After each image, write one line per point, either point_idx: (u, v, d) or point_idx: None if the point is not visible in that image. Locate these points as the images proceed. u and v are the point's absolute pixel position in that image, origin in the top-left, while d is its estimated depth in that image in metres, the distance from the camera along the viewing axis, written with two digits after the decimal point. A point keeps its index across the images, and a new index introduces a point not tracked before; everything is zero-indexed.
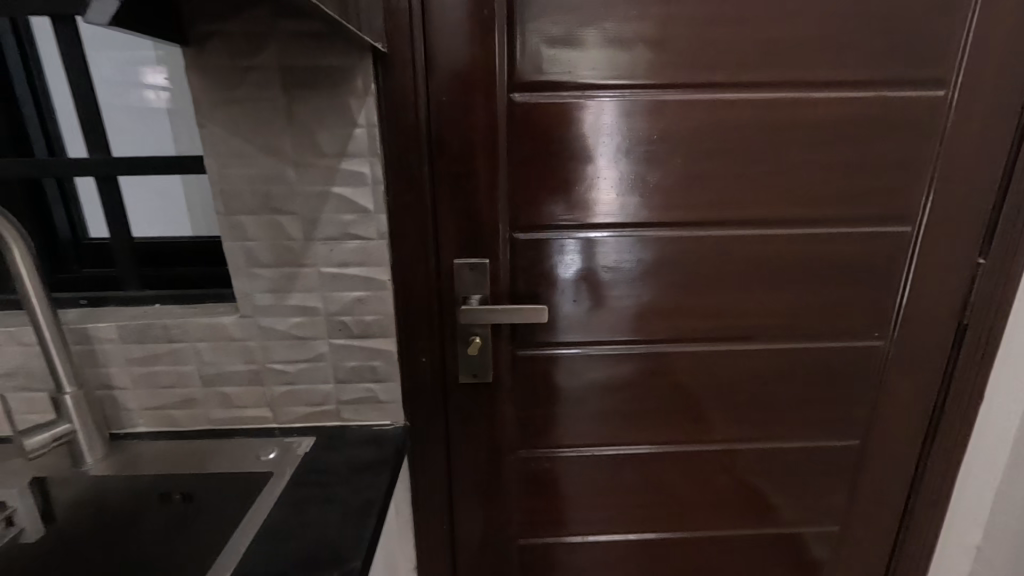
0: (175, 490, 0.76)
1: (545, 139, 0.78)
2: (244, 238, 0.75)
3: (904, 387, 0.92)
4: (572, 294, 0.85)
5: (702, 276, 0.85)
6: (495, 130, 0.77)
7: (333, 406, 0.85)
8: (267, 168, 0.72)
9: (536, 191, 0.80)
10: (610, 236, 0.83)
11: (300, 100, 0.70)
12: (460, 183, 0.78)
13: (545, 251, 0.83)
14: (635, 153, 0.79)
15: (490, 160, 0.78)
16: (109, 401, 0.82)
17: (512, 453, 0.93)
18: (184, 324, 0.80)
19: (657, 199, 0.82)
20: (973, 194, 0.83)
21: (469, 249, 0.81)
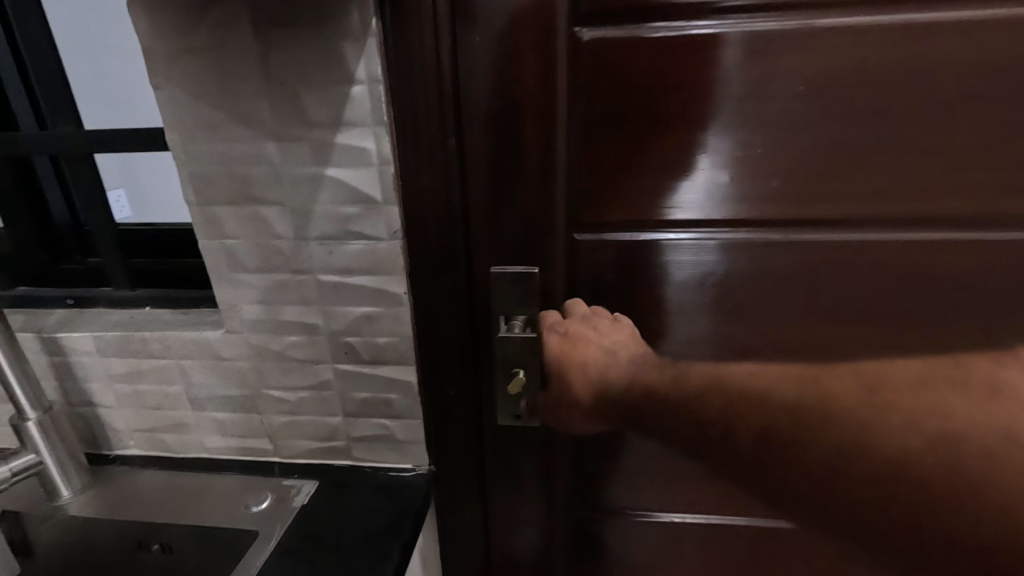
0: (153, 539, 0.64)
1: (626, 98, 0.53)
2: (223, 235, 0.58)
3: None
4: (654, 315, 0.62)
5: (851, 296, 0.59)
6: (552, 85, 0.53)
7: (343, 443, 0.68)
8: (243, 144, 0.54)
9: (609, 174, 0.56)
10: (714, 238, 0.58)
11: (277, 46, 0.50)
12: (503, 162, 0.55)
13: (618, 257, 0.60)
14: (764, 117, 0.53)
15: (546, 128, 0.54)
16: (94, 419, 0.70)
17: (566, 507, 0.73)
18: (164, 338, 0.65)
19: (790, 186, 0.55)
20: None
21: (513, 252, 0.59)
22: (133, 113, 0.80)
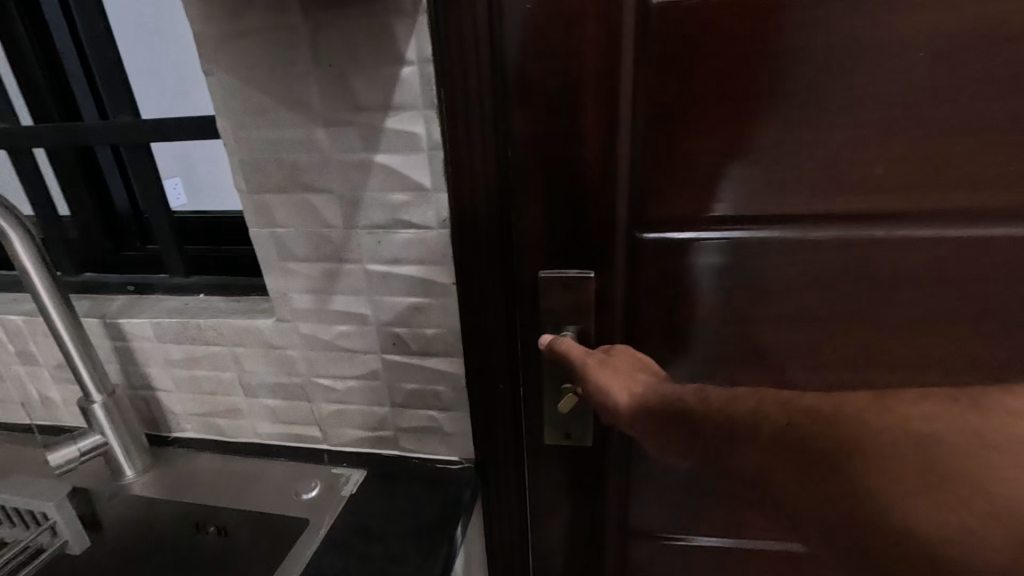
0: (209, 521, 0.66)
1: (698, 73, 0.48)
2: (274, 224, 0.58)
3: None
4: (720, 312, 0.57)
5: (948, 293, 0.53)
6: (616, 61, 0.49)
7: (391, 433, 0.68)
8: (292, 131, 0.53)
9: (676, 159, 0.52)
10: (790, 228, 0.53)
11: (327, 28, 0.48)
12: (561, 148, 0.52)
13: (681, 251, 0.55)
14: (856, 91, 0.47)
15: (608, 109, 0.50)
16: (154, 403, 0.72)
17: (617, 519, 0.69)
18: (218, 326, 0.66)
19: (882, 169, 0.49)
20: None
21: (569, 245, 0.56)
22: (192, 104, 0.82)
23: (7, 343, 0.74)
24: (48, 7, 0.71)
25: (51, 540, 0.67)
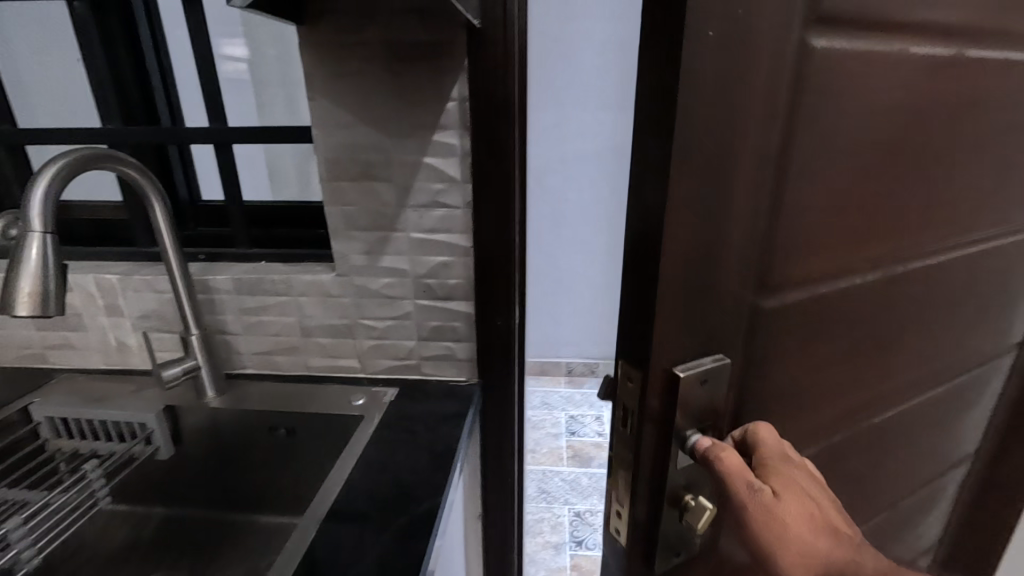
0: (279, 425, 0.87)
1: (830, 140, 0.45)
2: (344, 203, 0.82)
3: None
4: (810, 370, 0.55)
5: (932, 308, 0.63)
6: (770, 125, 0.41)
7: (416, 361, 0.92)
8: (367, 139, 0.78)
9: (812, 228, 0.47)
10: (865, 284, 0.54)
11: (401, 72, 0.75)
12: (710, 207, 0.41)
13: (794, 324, 0.51)
14: (915, 150, 0.51)
15: (759, 160, 0.42)
16: (224, 344, 0.93)
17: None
18: (289, 279, 0.88)
19: (918, 221, 0.55)
20: None
21: (701, 324, 0.45)
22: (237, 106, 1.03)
23: (98, 298, 0.91)
24: (142, 35, 0.93)
25: (145, 448, 0.86)
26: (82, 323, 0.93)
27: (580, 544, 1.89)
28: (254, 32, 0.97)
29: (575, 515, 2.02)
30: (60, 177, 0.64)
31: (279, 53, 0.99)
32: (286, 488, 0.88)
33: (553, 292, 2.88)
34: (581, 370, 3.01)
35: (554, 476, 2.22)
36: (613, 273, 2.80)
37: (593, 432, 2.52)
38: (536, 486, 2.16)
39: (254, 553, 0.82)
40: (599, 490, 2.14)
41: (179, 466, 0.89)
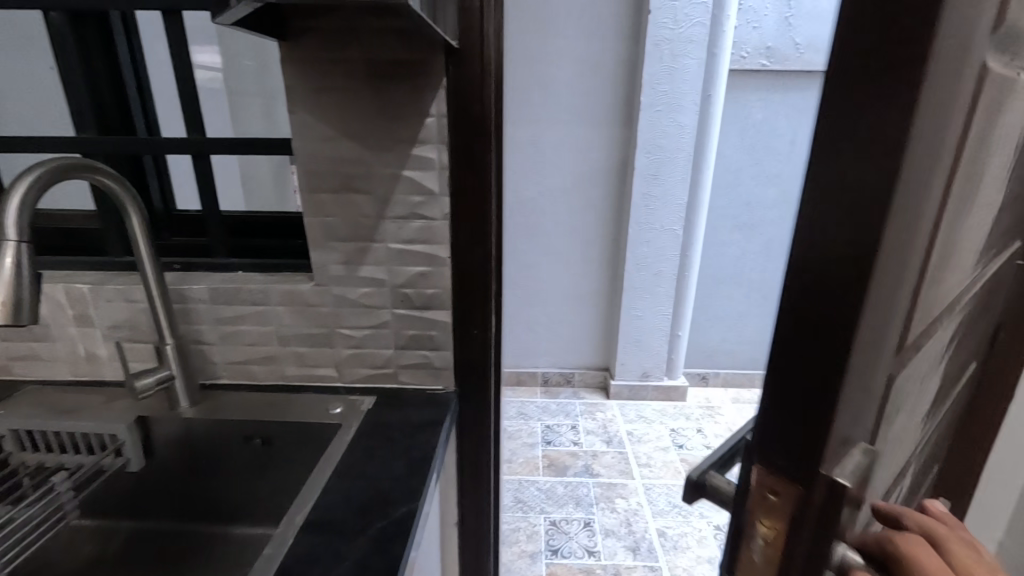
0: (255, 434, 0.87)
1: (960, 180, 0.42)
2: (323, 214, 0.84)
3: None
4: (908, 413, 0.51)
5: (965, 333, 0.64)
6: (948, 150, 0.36)
7: (393, 369, 0.94)
8: (348, 151, 0.80)
9: (940, 260, 0.44)
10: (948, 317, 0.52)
11: (381, 88, 0.77)
12: (902, 245, 0.35)
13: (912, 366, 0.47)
14: (996, 180, 0.50)
15: (933, 191, 0.37)
16: (199, 354, 0.92)
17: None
18: (267, 289, 0.89)
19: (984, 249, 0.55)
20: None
21: (864, 392, 0.39)
22: (213, 116, 1.04)
23: (67, 308, 0.90)
24: (118, 44, 0.93)
25: (115, 460, 0.84)
26: (50, 334, 0.92)
27: (556, 552, 1.91)
28: (232, 43, 1.00)
29: (551, 524, 2.04)
30: (36, 187, 0.64)
31: (256, 63, 1.03)
32: (262, 497, 0.88)
33: (530, 303, 2.91)
34: (556, 380, 3.04)
35: (530, 485, 2.24)
36: (588, 284, 2.86)
37: (569, 441, 2.55)
38: (512, 496, 2.17)
39: (230, 563, 0.82)
40: (575, 499, 2.16)
41: (150, 478, 0.87)
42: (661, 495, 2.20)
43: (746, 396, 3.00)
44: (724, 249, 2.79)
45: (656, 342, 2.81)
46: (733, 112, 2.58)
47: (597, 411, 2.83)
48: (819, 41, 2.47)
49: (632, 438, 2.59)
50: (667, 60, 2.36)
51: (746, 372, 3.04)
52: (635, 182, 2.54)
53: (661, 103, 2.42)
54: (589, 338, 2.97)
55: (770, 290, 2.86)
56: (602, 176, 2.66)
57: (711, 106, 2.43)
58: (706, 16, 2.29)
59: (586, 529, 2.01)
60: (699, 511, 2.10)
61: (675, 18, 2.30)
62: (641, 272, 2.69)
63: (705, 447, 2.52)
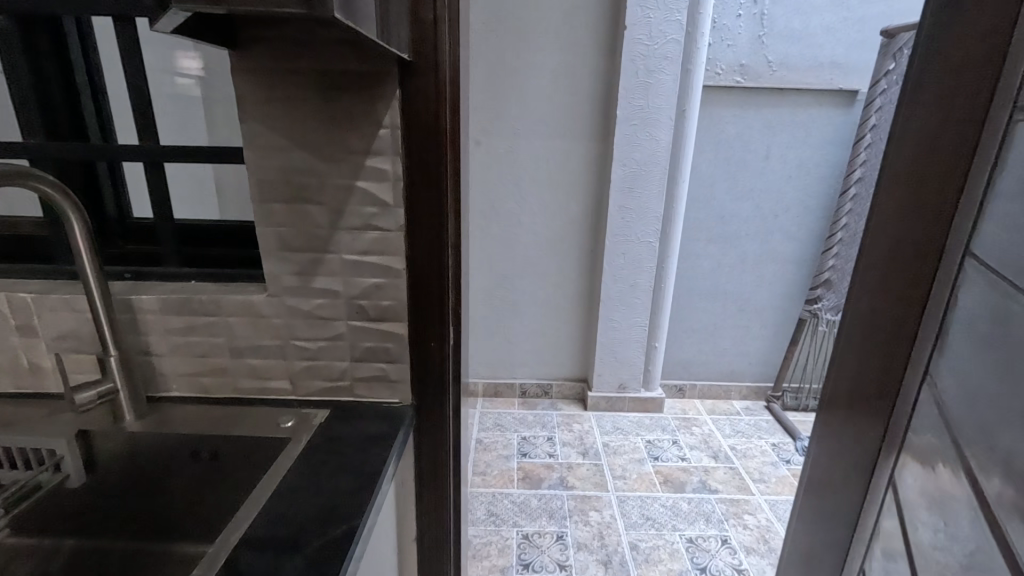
0: (203, 449, 0.85)
1: None
2: (276, 224, 0.83)
3: (878, 386, 1.01)
4: None
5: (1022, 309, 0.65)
6: None
7: (349, 382, 0.92)
8: (301, 162, 0.79)
9: None
10: None
11: (334, 99, 0.76)
12: None
13: None
14: None
15: None
16: (147, 365, 0.90)
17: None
18: (219, 299, 0.87)
19: None
20: (913, 210, 0.94)
21: None
22: (183, 124, 0.97)
23: (10, 317, 0.87)
24: (72, 52, 0.93)
25: (53, 476, 0.82)
26: None
27: (527, 566, 1.88)
28: (208, 55, 0.92)
29: (523, 538, 2.01)
30: None
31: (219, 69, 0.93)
32: (208, 512, 0.85)
33: (508, 314, 2.90)
34: (534, 391, 3.04)
35: (504, 498, 2.22)
36: (565, 295, 2.86)
37: (545, 453, 2.54)
38: (485, 509, 2.15)
39: None
40: (548, 512, 2.15)
41: (89, 494, 0.85)
42: (634, 508, 2.19)
43: (722, 407, 3.02)
44: (700, 261, 2.82)
45: (633, 353, 2.82)
46: (708, 127, 2.63)
47: (573, 423, 2.82)
48: (791, 60, 2.54)
49: (607, 449, 2.59)
50: (643, 75, 2.39)
51: (722, 383, 3.06)
52: (612, 194, 2.56)
53: (637, 118, 2.45)
54: (566, 349, 2.97)
55: (744, 303, 2.89)
56: (579, 188, 2.67)
57: (686, 121, 2.47)
58: (681, 33, 2.34)
59: (558, 542, 1.99)
60: (672, 524, 2.10)
61: (650, 34, 2.34)
62: (618, 284, 2.70)
63: (680, 459, 2.52)
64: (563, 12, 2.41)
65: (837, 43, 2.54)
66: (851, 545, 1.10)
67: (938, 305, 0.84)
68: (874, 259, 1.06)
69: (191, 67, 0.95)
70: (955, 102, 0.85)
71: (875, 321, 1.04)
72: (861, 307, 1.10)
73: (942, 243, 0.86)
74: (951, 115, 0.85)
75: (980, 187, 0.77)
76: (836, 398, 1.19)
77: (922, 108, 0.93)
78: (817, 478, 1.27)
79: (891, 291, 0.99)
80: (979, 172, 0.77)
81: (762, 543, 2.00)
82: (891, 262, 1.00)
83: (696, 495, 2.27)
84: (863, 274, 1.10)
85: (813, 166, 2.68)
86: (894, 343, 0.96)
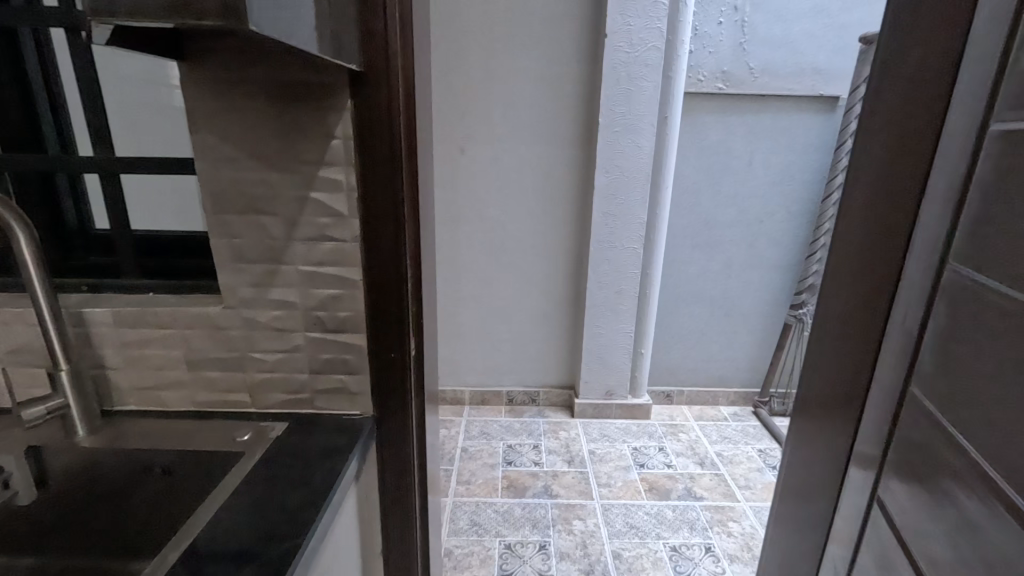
0: (155, 463, 0.84)
1: None
2: (229, 235, 0.82)
3: (846, 393, 1.00)
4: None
5: (974, 320, 0.66)
6: None
7: (308, 395, 0.91)
8: (253, 173, 0.79)
9: None
10: None
11: (285, 109, 0.76)
12: None
13: None
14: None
15: None
16: (102, 379, 0.89)
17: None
18: (174, 312, 0.86)
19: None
20: (879, 217, 0.93)
21: None
22: (161, 141, 0.95)
23: None
24: (31, 68, 0.93)
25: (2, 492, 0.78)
26: None
27: None
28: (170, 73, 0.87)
29: (505, 547, 1.99)
30: None
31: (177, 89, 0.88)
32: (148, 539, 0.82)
33: (494, 321, 2.90)
34: (521, 398, 3.03)
35: (487, 507, 2.20)
36: (551, 302, 2.85)
37: (530, 461, 2.52)
38: (468, 519, 2.13)
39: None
40: (531, 521, 2.13)
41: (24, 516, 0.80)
42: (618, 516, 2.17)
43: (709, 413, 3.01)
44: (685, 267, 2.82)
45: (619, 360, 2.82)
46: (691, 134, 2.63)
47: (560, 430, 2.81)
48: (772, 67, 2.55)
49: (593, 457, 2.57)
50: (624, 82, 2.40)
51: (710, 389, 3.06)
52: (595, 201, 2.56)
53: (620, 125, 2.46)
54: (553, 356, 2.96)
55: (730, 308, 2.89)
56: (564, 195, 2.68)
57: (668, 127, 2.47)
58: (661, 40, 2.35)
59: (540, 552, 1.97)
60: (655, 532, 2.08)
61: (631, 42, 2.35)
62: (604, 291, 2.70)
63: (666, 466, 2.51)
64: (545, 20, 2.42)
65: (819, 50, 2.56)
66: (822, 553, 1.10)
67: (897, 311, 0.84)
68: (842, 265, 1.05)
69: (169, 84, 0.91)
70: (917, 109, 0.84)
71: (843, 328, 1.04)
72: (830, 315, 1.10)
73: (903, 250, 0.86)
74: (913, 122, 0.85)
75: (937, 193, 0.77)
76: (808, 405, 1.18)
77: (884, 115, 0.93)
78: (791, 485, 1.26)
79: (858, 298, 0.98)
80: (934, 178, 0.78)
81: (745, 551, 1.99)
82: (858, 268, 0.99)
83: (681, 502, 2.25)
84: (831, 281, 1.10)
85: (797, 172, 2.69)
86: (861, 350, 0.96)
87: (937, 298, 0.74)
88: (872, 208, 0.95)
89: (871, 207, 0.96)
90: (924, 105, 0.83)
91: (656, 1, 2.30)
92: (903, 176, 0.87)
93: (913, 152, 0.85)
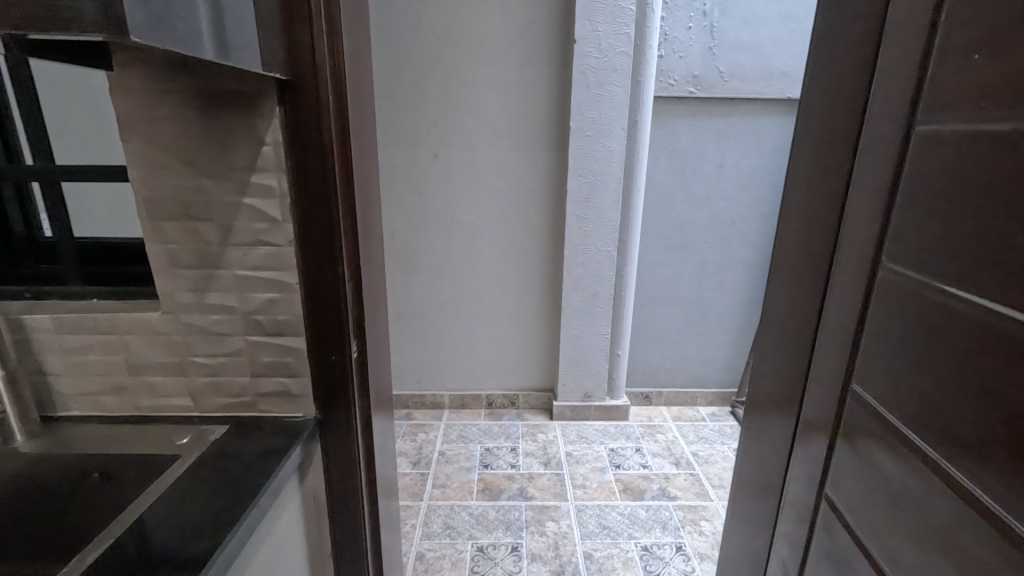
0: (94, 467, 0.85)
1: None
2: (165, 241, 0.83)
3: (786, 388, 1.02)
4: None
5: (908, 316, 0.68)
6: None
7: (250, 398, 0.93)
8: (185, 179, 0.81)
9: None
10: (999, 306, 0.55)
11: (216, 118, 0.78)
12: None
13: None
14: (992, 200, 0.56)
15: None
16: (43, 385, 0.90)
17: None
18: (113, 317, 0.87)
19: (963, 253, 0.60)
20: (810, 217, 0.95)
21: None
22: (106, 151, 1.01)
23: None
24: None
25: None
26: None
27: None
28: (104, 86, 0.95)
29: (477, 550, 2.00)
30: None
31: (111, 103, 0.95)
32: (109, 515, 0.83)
33: (472, 325, 2.91)
34: (500, 402, 3.04)
35: (461, 510, 2.20)
36: (529, 305, 2.87)
37: (507, 464, 2.53)
38: (441, 522, 2.14)
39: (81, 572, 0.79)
40: (505, 523, 2.14)
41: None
42: (591, 517, 2.19)
43: (687, 414, 3.03)
44: (660, 269, 2.85)
45: (596, 362, 2.84)
46: (663, 137, 2.67)
47: (538, 432, 2.82)
48: (740, 70, 2.59)
49: (570, 459, 2.59)
50: (594, 87, 2.43)
51: (689, 390, 3.08)
52: (568, 205, 2.59)
53: (591, 129, 2.48)
54: (532, 359, 2.97)
55: (706, 309, 2.92)
56: (539, 198, 2.70)
57: (639, 131, 2.50)
58: (629, 45, 2.38)
59: (512, 554, 1.98)
60: (627, 532, 2.10)
61: (599, 48, 2.38)
62: (579, 293, 2.72)
63: (642, 467, 2.53)
64: (515, 27, 2.46)
65: (785, 54, 2.60)
66: (771, 548, 1.11)
67: (827, 307, 0.87)
68: (781, 264, 1.08)
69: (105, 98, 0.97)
70: (836, 112, 0.87)
71: (783, 325, 1.06)
72: (772, 312, 1.12)
73: (829, 248, 0.88)
74: (833, 124, 0.88)
75: (855, 194, 0.79)
76: (756, 401, 1.20)
77: (811, 116, 0.96)
78: (744, 481, 1.28)
79: (795, 295, 1.01)
80: (854, 178, 0.80)
81: (715, 549, 2.01)
82: (794, 266, 1.02)
83: (654, 502, 2.27)
84: (772, 279, 1.12)
85: (767, 174, 2.73)
86: (798, 346, 0.98)
87: (868, 297, 0.76)
88: (804, 207, 0.98)
89: (803, 206, 0.98)
90: (842, 107, 0.85)
91: (623, 7, 2.33)
92: (826, 177, 0.90)
93: (834, 152, 0.87)
